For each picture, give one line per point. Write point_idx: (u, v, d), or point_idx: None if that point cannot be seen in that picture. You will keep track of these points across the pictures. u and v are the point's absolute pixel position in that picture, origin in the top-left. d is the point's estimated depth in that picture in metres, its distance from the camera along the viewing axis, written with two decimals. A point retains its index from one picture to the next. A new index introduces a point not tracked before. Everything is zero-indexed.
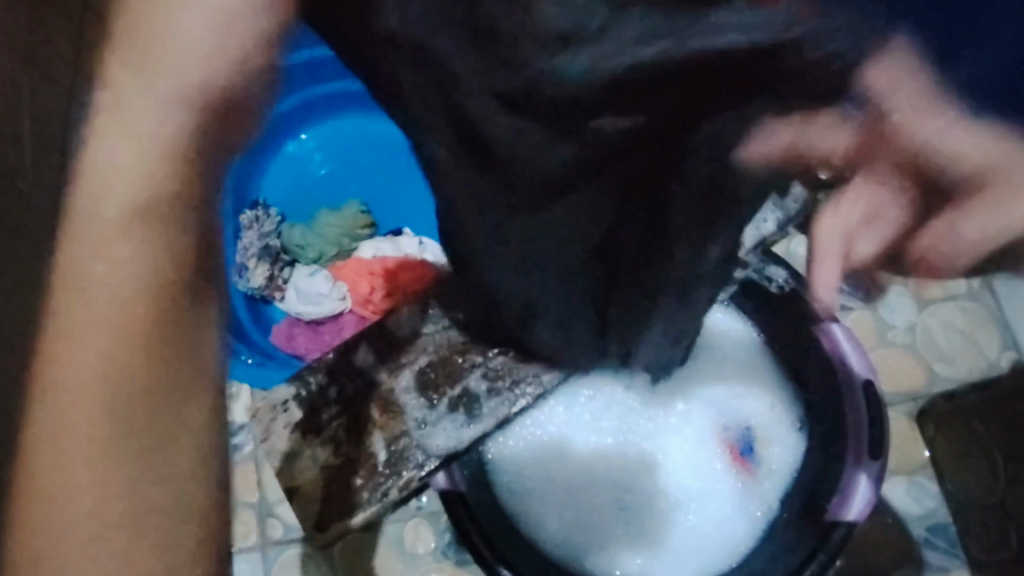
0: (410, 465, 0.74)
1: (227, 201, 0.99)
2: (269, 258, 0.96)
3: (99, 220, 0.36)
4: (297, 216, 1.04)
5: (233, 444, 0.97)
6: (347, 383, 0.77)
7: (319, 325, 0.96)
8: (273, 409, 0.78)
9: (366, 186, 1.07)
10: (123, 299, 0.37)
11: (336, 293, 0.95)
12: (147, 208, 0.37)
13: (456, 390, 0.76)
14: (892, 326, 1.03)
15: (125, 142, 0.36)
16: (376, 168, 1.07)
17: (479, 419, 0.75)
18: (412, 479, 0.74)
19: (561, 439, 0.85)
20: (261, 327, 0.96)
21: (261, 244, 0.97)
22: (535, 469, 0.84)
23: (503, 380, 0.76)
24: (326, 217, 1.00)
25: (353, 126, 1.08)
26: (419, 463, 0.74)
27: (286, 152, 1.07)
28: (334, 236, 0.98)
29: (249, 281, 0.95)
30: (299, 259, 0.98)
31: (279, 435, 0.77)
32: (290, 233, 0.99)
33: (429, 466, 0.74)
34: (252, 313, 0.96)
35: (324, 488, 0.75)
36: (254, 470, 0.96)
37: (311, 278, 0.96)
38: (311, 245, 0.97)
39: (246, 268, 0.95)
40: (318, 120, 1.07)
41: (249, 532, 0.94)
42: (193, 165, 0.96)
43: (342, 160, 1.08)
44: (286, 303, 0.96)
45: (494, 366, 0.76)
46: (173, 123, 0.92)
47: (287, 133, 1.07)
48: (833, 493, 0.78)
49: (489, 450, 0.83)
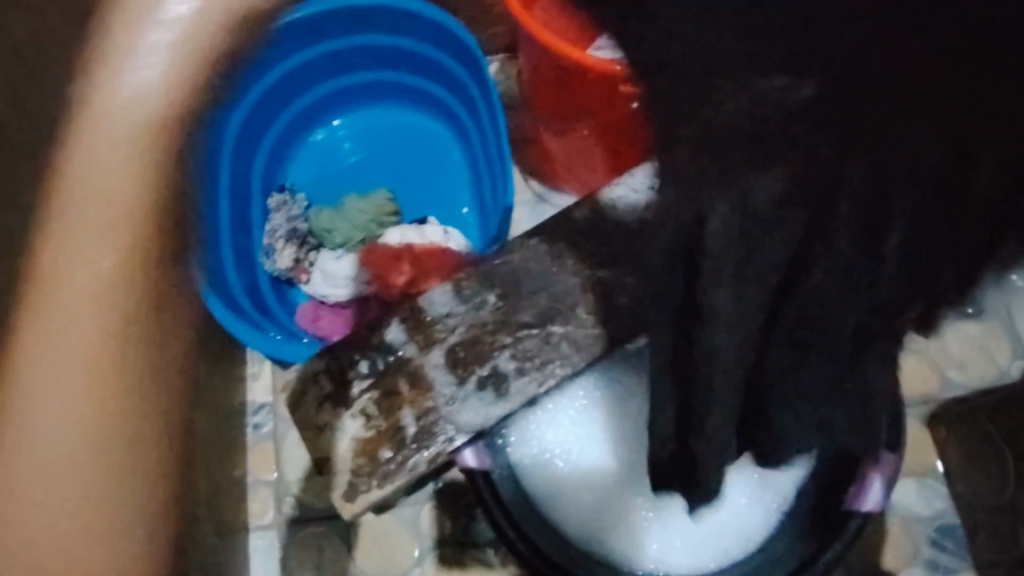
0: (438, 439, 0.76)
1: (254, 181, 1.02)
2: (297, 240, 1.00)
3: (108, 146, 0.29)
4: (323, 201, 1.06)
5: (254, 423, 0.99)
6: (377, 358, 0.79)
7: (344, 309, 0.97)
8: (305, 381, 0.80)
9: (393, 175, 1.08)
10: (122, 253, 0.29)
11: (362, 277, 0.96)
12: (153, 125, 0.29)
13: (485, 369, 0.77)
14: None
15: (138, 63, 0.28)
16: (404, 158, 1.09)
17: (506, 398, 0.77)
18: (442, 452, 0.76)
19: (583, 427, 0.87)
20: (286, 306, 1.00)
21: (288, 227, 1.00)
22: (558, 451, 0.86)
23: (532, 360, 0.77)
24: (354, 202, 1.01)
25: (383, 117, 1.11)
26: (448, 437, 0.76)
27: (316, 140, 1.10)
28: (361, 221, 1.00)
29: (276, 263, 0.98)
30: (325, 243, 1.00)
31: (309, 407, 0.79)
32: (318, 218, 1.00)
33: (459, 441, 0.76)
34: (277, 292, 1.00)
35: (353, 460, 0.77)
36: (273, 448, 0.98)
37: (338, 262, 0.96)
38: (338, 229, 0.99)
39: (274, 250, 0.99)
40: (349, 109, 1.11)
41: (266, 508, 0.95)
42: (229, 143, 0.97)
43: (371, 149, 1.10)
44: (310, 284, 0.98)
45: (524, 346, 0.77)
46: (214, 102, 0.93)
47: (319, 121, 1.10)
48: (849, 480, 0.80)
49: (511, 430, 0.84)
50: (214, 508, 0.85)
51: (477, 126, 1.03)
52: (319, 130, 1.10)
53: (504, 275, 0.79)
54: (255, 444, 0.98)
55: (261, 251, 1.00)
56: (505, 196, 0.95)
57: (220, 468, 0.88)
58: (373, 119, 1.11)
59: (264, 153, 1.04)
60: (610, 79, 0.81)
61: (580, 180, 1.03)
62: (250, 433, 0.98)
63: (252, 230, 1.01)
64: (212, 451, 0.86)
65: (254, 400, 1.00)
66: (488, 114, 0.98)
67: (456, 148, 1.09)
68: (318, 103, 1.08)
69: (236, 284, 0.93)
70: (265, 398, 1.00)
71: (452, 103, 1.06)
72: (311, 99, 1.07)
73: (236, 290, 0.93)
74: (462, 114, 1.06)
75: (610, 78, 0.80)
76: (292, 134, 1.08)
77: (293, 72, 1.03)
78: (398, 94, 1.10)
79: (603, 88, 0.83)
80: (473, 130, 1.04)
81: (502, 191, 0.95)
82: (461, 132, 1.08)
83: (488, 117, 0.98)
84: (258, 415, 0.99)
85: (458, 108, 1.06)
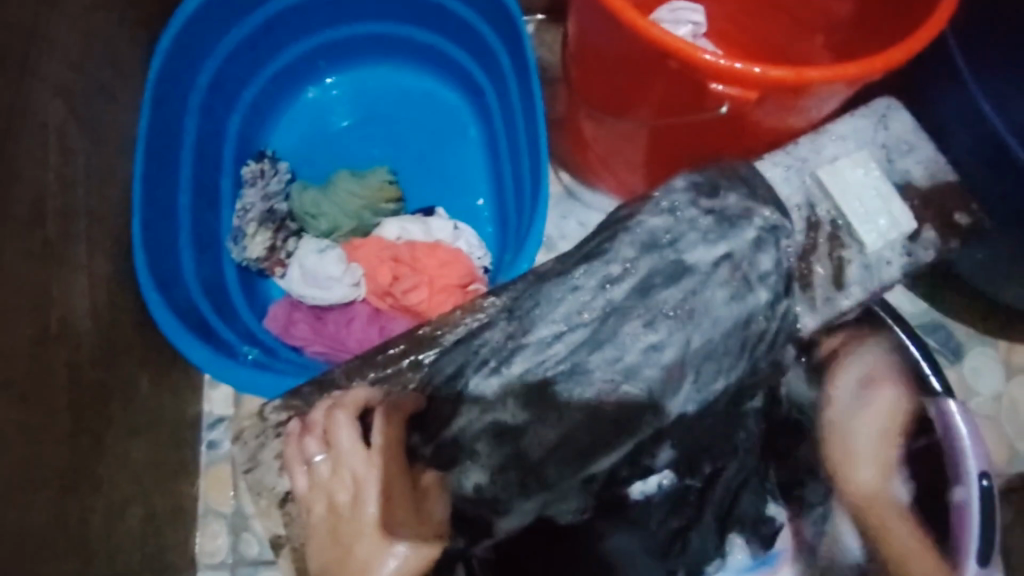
0: (447, 435, 0.62)
1: (227, 145, 0.85)
2: (274, 223, 0.82)
3: (365, 487, 0.57)
4: (309, 176, 0.88)
5: (209, 440, 0.82)
6: (390, 344, 0.64)
7: (324, 312, 0.79)
8: (264, 431, 0.62)
9: (395, 150, 0.90)
10: (384, 521, 0.56)
11: (349, 277, 0.77)
12: (360, 483, 0.57)
13: (521, 378, 0.62)
14: (977, 394, 0.87)
15: (338, 467, 0.58)
16: (409, 130, 0.90)
17: (523, 445, 0.62)
18: (423, 450, 0.62)
19: (687, 378, 0.64)
20: (255, 303, 0.82)
21: (263, 206, 0.82)
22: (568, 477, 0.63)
23: (589, 366, 0.63)
24: (345, 181, 0.83)
25: (387, 78, 0.92)
26: (442, 403, 0.62)
27: (306, 99, 0.91)
28: (352, 207, 0.82)
29: (245, 250, 0.80)
30: (307, 229, 0.82)
31: (268, 467, 0.61)
32: (300, 198, 0.83)
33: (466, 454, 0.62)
34: (246, 286, 0.82)
35: (318, 517, 0.57)
36: (231, 472, 0.81)
37: (321, 257, 0.78)
38: (324, 215, 0.81)
39: (243, 235, 0.81)
40: (351, 65, 0.92)
41: (218, 545, 0.79)
42: (194, 98, 0.80)
43: (373, 114, 0.91)
44: (285, 279, 0.79)
45: (573, 346, 0.63)
46: (175, 47, 0.76)
47: (313, 75, 0.92)
48: None
49: (514, 475, 0.63)
50: (155, 547, 0.73)
51: (501, 100, 0.85)
52: (310, 87, 0.92)
53: (552, 271, 0.65)
54: (210, 464, 0.82)
55: (229, 235, 0.82)
56: (536, 187, 0.76)
57: (165, 497, 0.75)
58: (379, 80, 0.92)
59: (240, 112, 0.86)
60: (695, 70, 0.63)
61: (619, 180, 0.86)
62: (204, 452, 0.82)
63: (220, 206, 0.83)
64: (153, 480, 0.73)
65: (211, 412, 0.83)
66: (515, 83, 0.80)
67: (471, 125, 0.91)
68: (311, 56, 0.90)
69: (193, 277, 0.76)
70: (224, 411, 0.83)
71: (472, 69, 0.88)
72: (301, 51, 0.89)
73: (192, 285, 0.76)
74: (480, 80, 0.87)
75: (699, 69, 0.63)
76: (278, 93, 0.90)
77: (280, 16, 0.85)
78: (409, 53, 0.92)
79: (686, 79, 0.65)
80: (495, 105, 0.86)
81: (533, 188, 0.76)
82: (482, 105, 0.89)
83: (518, 91, 0.80)
84: (214, 431, 0.83)
85: (474, 73, 0.88)
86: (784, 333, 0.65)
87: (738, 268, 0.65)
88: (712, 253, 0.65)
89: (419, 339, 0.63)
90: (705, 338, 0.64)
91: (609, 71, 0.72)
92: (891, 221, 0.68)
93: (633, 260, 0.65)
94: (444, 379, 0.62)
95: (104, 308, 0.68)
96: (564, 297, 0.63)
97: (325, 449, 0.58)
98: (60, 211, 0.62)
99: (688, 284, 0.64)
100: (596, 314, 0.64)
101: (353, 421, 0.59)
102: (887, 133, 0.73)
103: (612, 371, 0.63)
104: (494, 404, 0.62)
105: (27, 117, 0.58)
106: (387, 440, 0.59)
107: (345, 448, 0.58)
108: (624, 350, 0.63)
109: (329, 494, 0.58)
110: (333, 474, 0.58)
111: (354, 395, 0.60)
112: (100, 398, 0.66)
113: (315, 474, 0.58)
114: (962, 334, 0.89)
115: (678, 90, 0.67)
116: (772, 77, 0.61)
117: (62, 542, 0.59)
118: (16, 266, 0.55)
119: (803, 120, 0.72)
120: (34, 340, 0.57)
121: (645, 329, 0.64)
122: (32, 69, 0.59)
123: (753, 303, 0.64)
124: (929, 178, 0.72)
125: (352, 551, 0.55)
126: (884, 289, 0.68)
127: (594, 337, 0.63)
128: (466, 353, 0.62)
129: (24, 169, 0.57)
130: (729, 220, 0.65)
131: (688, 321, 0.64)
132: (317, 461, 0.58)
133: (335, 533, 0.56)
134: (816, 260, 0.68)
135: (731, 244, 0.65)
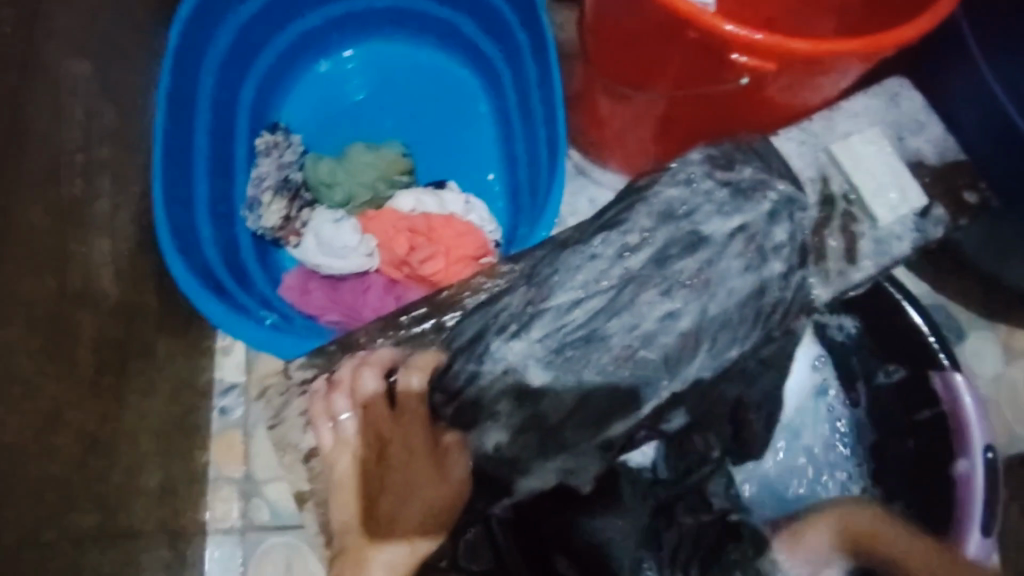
0: (467, 397, 0.63)
1: (242, 114, 0.85)
2: (289, 193, 0.82)
3: (389, 448, 0.59)
4: (322, 148, 0.89)
5: (221, 407, 0.83)
6: (410, 309, 0.65)
7: (339, 282, 0.79)
8: (288, 389, 0.63)
9: (408, 124, 0.90)
10: (406, 482, 0.58)
11: (364, 248, 0.78)
12: (384, 443, 0.59)
13: (539, 342, 0.63)
14: (977, 374, 0.89)
15: (363, 427, 0.60)
16: (422, 104, 0.91)
17: (541, 409, 0.63)
18: (444, 412, 0.63)
19: (705, 347, 0.64)
20: (269, 271, 0.83)
21: (278, 176, 0.82)
22: (585, 444, 0.64)
23: (607, 332, 0.64)
24: (360, 152, 0.84)
25: (400, 53, 0.93)
26: (461, 365, 0.63)
27: (320, 72, 0.92)
28: (367, 178, 0.82)
29: (261, 218, 0.81)
30: (321, 199, 0.83)
31: (291, 424, 0.62)
32: (315, 167, 0.83)
33: (486, 416, 0.62)
34: (261, 255, 0.83)
35: (340, 473, 0.59)
36: (243, 438, 0.81)
37: (337, 227, 0.78)
38: (339, 185, 0.82)
39: (259, 203, 0.81)
40: (365, 39, 0.92)
41: (229, 511, 0.79)
42: (210, 66, 0.80)
43: (386, 88, 0.91)
44: (299, 249, 0.80)
45: (591, 312, 0.64)
46: (193, 13, 0.76)
47: (327, 49, 0.92)
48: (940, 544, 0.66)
49: (534, 439, 0.63)
50: (167, 510, 0.73)
51: (516, 75, 0.85)
52: (324, 60, 0.92)
53: (569, 237, 0.67)
54: (221, 431, 0.82)
55: (244, 203, 0.82)
56: (552, 160, 0.77)
57: (179, 461, 0.75)
58: (393, 55, 0.93)
59: (255, 82, 0.86)
60: (716, 40, 0.64)
61: (630, 156, 0.87)
62: (216, 418, 0.82)
63: (235, 175, 0.84)
64: (167, 443, 0.73)
65: (223, 379, 0.83)
66: (531, 57, 0.81)
67: (484, 100, 0.91)
68: (326, 29, 0.90)
69: (210, 243, 0.76)
70: (237, 377, 0.83)
71: (487, 44, 0.88)
72: (316, 23, 0.89)
73: (209, 250, 0.76)
74: (495, 55, 0.88)
75: (719, 40, 0.63)
76: (292, 65, 0.90)
77: None
78: (423, 28, 0.92)
79: (706, 50, 0.66)
80: (509, 80, 0.87)
81: (551, 159, 0.77)
82: (496, 81, 0.90)
83: (536, 65, 0.81)
84: (227, 398, 0.83)
85: (489, 48, 0.88)
86: (799, 302, 0.66)
87: (753, 238, 0.65)
88: (728, 224, 0.66)
89: (440, 304, 0.65)
90: (721, 307, 0.65)
91: (628, 44, 0.73)
92: (900, 194, 0.69)
93: (649, 230, 0.66)
94: (463, 342, 0.63)
95: (124, 269, 0.68)
96: (581, 265, 0.65)
97: (351, 409, 0.60)
98: (83, 169, 0.62)
99: (704, 254, 0.65)
100: (613, 282, 0.65)
101: (380, 382, 0.60)
102: (898, 112, 0.74)
103: (629, 337, 0.64)
104: (512, 366, 0.62)
105: (53, 73, 0.58)
106: (410, 402, 0.60)
107: (371, 409, 0.59)
108: (642, 317, 0.64)
109: (351, 452, 0.59)
110: (357, 434, 0.60)
111: (380, 357, 0.61)
112: (120, 357, 0.66)
113: (338, 432, 0.60)
114: (962, 316, 0.90)
115: (698, 62, 0.68)
116: (793, 48, 0.61)
117: (81, 495, 0.59)
118: (42, 221, 0.55)
119: (819, 97, 0.73)
120: (58, 295, 0.57)
121: (661, 297, 0.64)
122: (59, 24, 0.58)
123: (766, 271, 0.65)
124: (938, 156, 0.73)
125: (373, 509, 0.58)
126: (898, 260, 0.69)
127: (614, 303, 0.64)
128: (486, 317, 0.63)
129: (51, 124, 0.57)
130: (746, 190, 0.66)
131: (704, 289, 0.65)
132: (342, 421, 0.60)
133: (357, 490, 0.59)
134: (830, 234, 0.69)
135: (746, 215, 0.66)
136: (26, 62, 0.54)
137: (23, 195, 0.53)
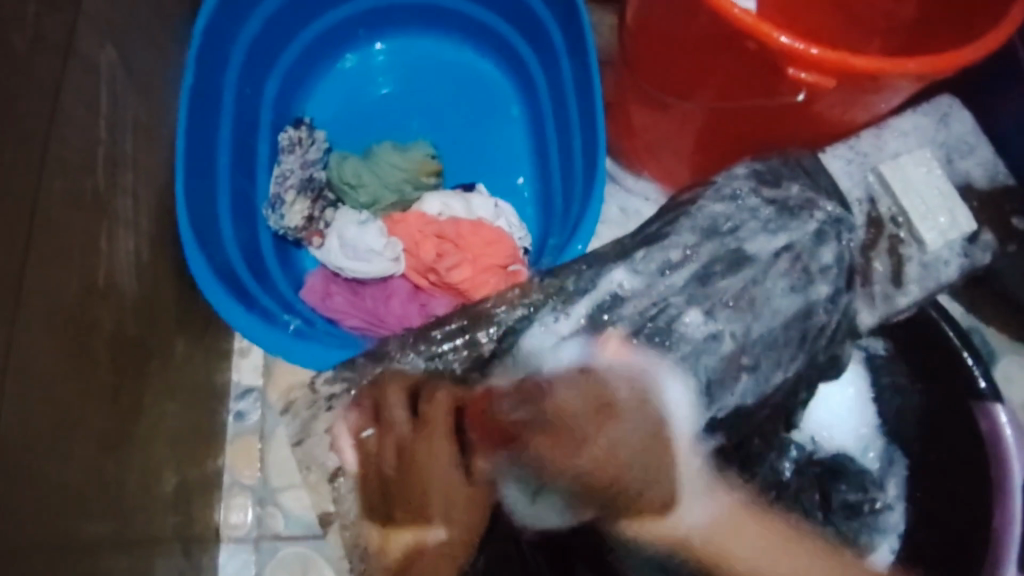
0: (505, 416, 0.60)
1: (265, 110, 0.82)
2: (312, 192, 0.79)
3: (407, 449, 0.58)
4: (346, 146, 0.86)
5: (237, 410, 0.80)
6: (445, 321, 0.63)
7: (361, 286, 0.77)
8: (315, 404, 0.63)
9: (435, 123, 0.87)
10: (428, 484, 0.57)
11: (390, 252, 0.75)
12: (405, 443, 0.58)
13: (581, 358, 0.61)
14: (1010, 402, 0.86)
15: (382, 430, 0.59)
16: (450, 104, 0.88)
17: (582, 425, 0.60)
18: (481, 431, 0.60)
19: (750, 370, 0.62)
20: (289, 271, 0.80)
21: (302, 174, 0.80)
22: None
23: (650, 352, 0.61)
24: (387, 152, 0.81)
25: (429, 50, 0.90)
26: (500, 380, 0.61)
27: (345, 68, 0.89)
28: (393, 179, 0.80)
29: (283, 218, 0.78)
30: (345, 199, 0.80)
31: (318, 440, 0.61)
32: (340, 167, 0.80)
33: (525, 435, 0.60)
34: (281, 255, 0.80)
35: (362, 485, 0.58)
36: (259, 443, 0.79)
37: (361, 229, 0.76)
38: (364, 186, 0.79)
39: (282, 202, 0.78)
40: (394, 35, 0.90)
41: (243, 518, 0.77)
42: (235, 58, 0.77)
43: (413, 86, 0.89)
44: (322, 250, 0.77)
45: (633, 329, 0.62)
46: (221, 3, 0.74)
47: (354, 44, 0.89)
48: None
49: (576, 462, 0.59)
50: (184, 514, 0.70)
51: (550, 78, 0.83)
52: (350, 56, 0.89)
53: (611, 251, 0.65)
54: (237, 435, 0.80)
55: (265, 201, 0.80)
56: (592, 169, 0.74)
57: (195, 464, 0.73)
58: (422, 52, 0.90)
59: (279, 76, 0.84)
60: (774, 53, 0.61)
61: (663, 166, 0.85)
62: (232, 421, 0.80)
63: (257, 173, 0.81)
64: (184, 446, 0.71)
65: (240, 382, 0.81)
66: (567, 60, 0.78)
67: (515, 103, 0.88)
68: (354, 23, 0.87)
69: (231, 242, 0.74)
70: (253, 381, 0.81)
71: (520, 45, 0.86)
72: (343, 17, 0.86)
73: (230, 249, 0.73)
74: (528, 56, 0.85)
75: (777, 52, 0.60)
76: (317, 59, 0.87)
77: None
78: (453, 26, 0.89)
79: (762, 63, 0.63)
80: (542, 82, 0.84)
81: (591, 168, 0.74)
82: (527, 82, 0.87)
83: (572, 68, 0.78)
84: (243, 401, 0.80)
85: (522, 49, 0.85)
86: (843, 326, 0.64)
87: (800, 259, 0.63)
88: (776, 242, 0.63)
89: (476, 316, 0.63)
90: (767, 328, 0.62)
91: (672, 51, 0.70)
92: (949, 218, 0.67)
93: (693, 247, 0.63)
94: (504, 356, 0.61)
95: (145, 267, 0.65)
96: (624, 280, 0.63)
97: (370, 415, 0.59)
98: (108, 161, 0.59)
99: (751, 273, 0.63)
100: (655, 298, 0.63)
101: (397, 388, 0.59)
102: (947, 132, 0.72)
103: (673, 357, 0.61)
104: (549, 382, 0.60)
105: (80, 61, 0.55)
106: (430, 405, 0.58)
107: (389, 412, 0.59)
108: (685, 337, 0.62)
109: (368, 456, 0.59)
110: (376, 437, 0.58)
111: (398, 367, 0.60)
112: (141, 358, 0.64)
113: (359, 439, 0.59)
114: (995, 339, 0.88)
115: (750, 75, 0.65)
116: (852, 63, 0.59)
117: (100, 501, 0.57)
118: (66, 214, 0.53)
119: (868, 116, 0.70)
120: (80, 293, 0.55)
121: (704, 317, 0.62)
122: (87, 11, 0.56)
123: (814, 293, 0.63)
124: (986, 179, 0.71)
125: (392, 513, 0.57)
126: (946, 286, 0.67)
127: (659, 320, 0.62)
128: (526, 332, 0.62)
129: (75, 113, 0.54)
130: (796, 208, 0.64)
131: (749, 309, 0.62)
132: (360, 426, 0.59)
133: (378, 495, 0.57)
134: (877, 256, 0.67)
135: (796, 235, 0.63)
136: (53, 50, 0.52)
137: (47, 187, 0.51)
